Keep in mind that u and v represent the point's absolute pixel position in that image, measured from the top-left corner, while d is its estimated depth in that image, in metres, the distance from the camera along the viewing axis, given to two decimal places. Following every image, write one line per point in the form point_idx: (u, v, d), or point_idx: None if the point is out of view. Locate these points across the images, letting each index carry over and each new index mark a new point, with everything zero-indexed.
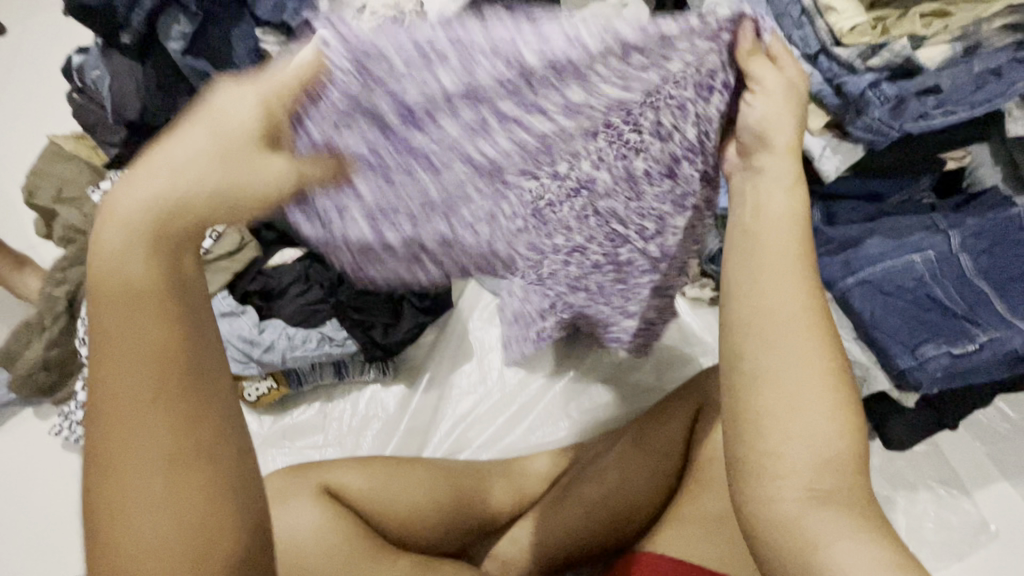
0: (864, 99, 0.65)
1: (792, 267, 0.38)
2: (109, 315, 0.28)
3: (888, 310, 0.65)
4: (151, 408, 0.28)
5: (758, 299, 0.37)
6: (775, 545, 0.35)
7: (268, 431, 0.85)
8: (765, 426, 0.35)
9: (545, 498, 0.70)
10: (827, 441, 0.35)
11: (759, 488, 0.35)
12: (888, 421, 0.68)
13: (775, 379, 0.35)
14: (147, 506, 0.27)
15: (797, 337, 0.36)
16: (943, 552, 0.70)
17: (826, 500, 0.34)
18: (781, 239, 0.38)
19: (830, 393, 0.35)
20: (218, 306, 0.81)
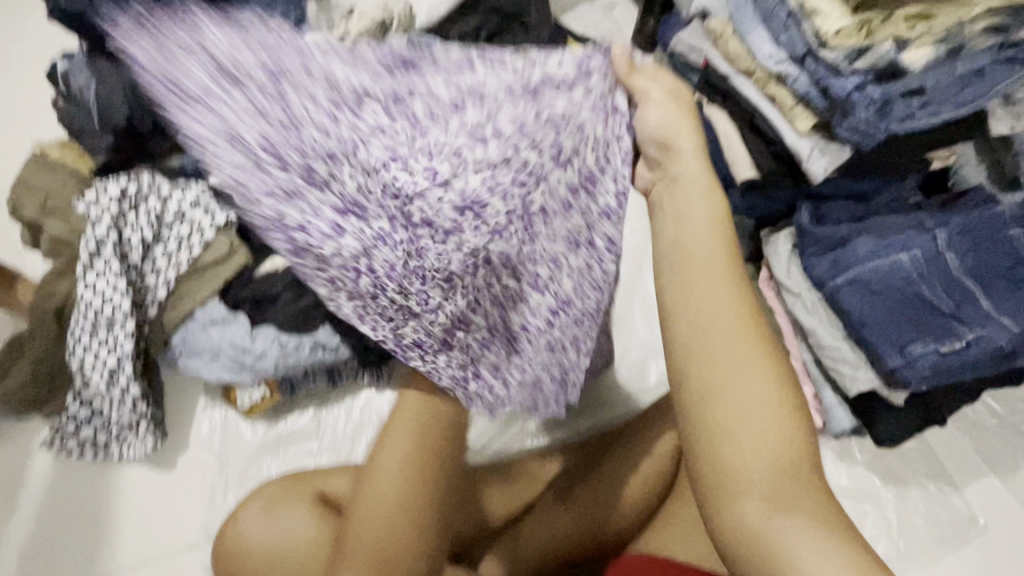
0: (850, 101, 0.65)
1: (722, 281, 0.41)
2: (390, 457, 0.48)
3: (877, 311, 0.65)
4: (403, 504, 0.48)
5: (694, 314, 0.40)
6: (747, 558, 0.36)
7: (262, 438, 0.87)
8: (719, 439, 0.37)
9: (540, 502, 0.70)
10: (777, 445, 0.37)
11: (724, 503, 0.37)
12: (878, 420, 0.69)
13: (719, 388, 0.38)
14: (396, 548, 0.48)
15: (737, 346, 0.39)
16: (933, 547, 0.71)
17: (786, 505, 0.36)
18: (708, 252, 0.43)
19: (773, 398, 0.38)
20: (209, 314, 0.84)
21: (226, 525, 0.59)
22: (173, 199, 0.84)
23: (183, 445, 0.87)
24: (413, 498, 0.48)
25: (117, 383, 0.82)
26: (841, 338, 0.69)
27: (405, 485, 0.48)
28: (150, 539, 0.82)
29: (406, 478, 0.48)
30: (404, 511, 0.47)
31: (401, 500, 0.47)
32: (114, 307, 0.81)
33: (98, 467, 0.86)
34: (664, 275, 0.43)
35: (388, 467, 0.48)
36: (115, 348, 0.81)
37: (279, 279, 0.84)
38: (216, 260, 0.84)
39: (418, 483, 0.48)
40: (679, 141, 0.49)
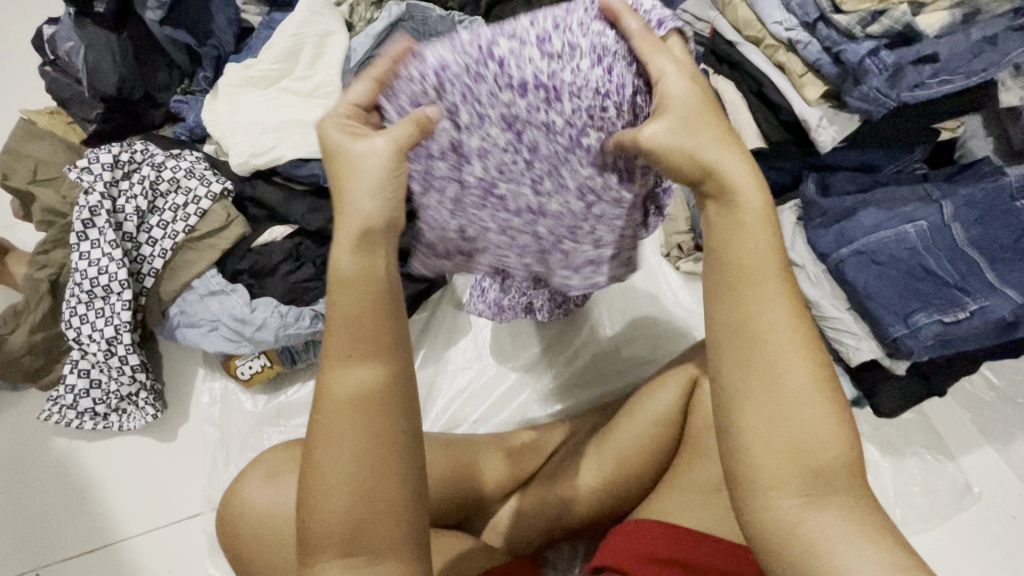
0: (863, 67, 0.64)
1: (774, 275, 0.39)
2: (331, 407, 0.39)
3: (881, 280, 0.66)
4: (340, 451, 0.38)
5: (737, 315, 0.39)
6: (780, 555, 0.38)
7: (262, 410, 0.86)
8: (749, 438, 0.38)
9: (544, 471, 0.71)
10: (822, 451, 0.37)
11: (754, 500, 0.38)
12: (878, 387, 0.69)
13: (754, 395, 0.38)
14: (333, 507, 0.38)
15: (787, 352, 0.38)
16: (928, 514, 0.73)
17: (826, 503, 0.37)
18: (762, 259, 0.39)
19: (813, 404, 0.38)
20: (208, 285, 0.83)
21: (228, 493, 0.59)
22: (168, 168, 0.86)
23: (184, 417, 0.86)
24: (379, 449, 0.39)
25: (115, 353, 0.81)
26: (845, 309, 0.69)
27: (363, 439, 0.38)
28: (151, 511, 0.81)
29: (361, 429, 0.38)
30: (364, 466, 0.38)
31: (364, 459, 0.38)
32: (110, 277, 0.80)
33: (98, 437, 0.85)
34: (708, 276, 0.41)
35: (333, 420, 0.39)
36: (111, 318, 0.80)
37: (277, 250, 0.85)
38: (215, 231, 0.85)
39: (371, 420, 0.39)
40: (709, 153, 0.41)
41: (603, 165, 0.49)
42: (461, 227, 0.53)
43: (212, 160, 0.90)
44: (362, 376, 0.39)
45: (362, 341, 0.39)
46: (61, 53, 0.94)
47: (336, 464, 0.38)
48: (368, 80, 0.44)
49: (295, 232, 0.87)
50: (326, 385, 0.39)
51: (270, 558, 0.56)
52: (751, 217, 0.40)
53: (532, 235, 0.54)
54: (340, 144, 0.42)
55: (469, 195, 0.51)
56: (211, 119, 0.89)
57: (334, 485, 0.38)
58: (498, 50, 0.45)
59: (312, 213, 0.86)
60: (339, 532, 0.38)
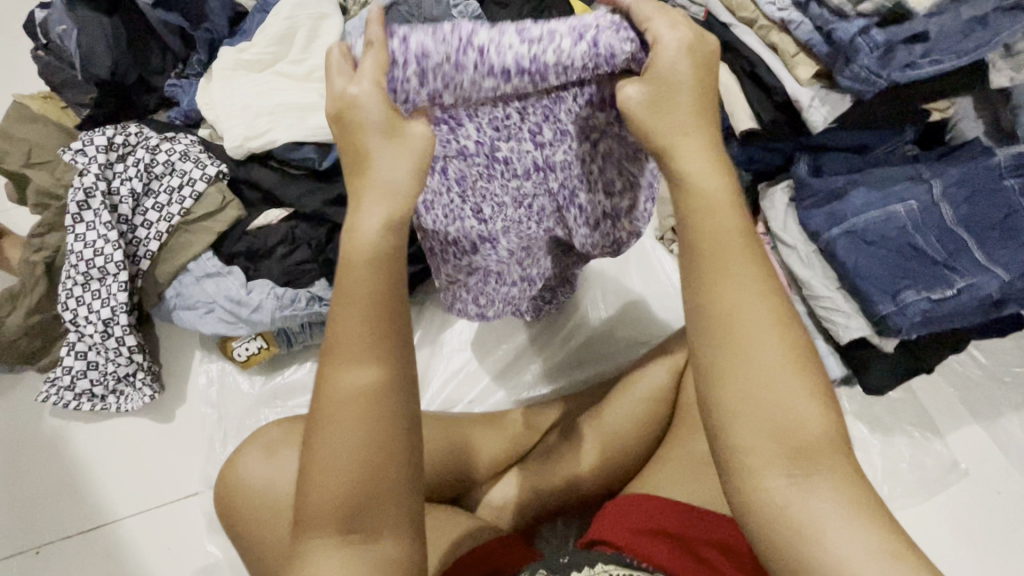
0: (853, 47, 0.64)
1: (741, 255, 0.39)
2: (334, 406, 0.39)
3: (872, 259, 0.66)
4: (342, 450, 0.38)
5: (711, 301, 0.39)
6: (769, 533, 0.38)
7: (259, 391, 0.86)
8: (731, 422, 0.38)
9: (539, 449, 0.72)
10: (802, 429, 0.38)
11: (741, 481, 0.38)
12: (869, 365, 0.70)
13: (732, 380, 0.38)
14: (334, 502, 0.39)
15: (761, 335, 0.38)
16: (915, 490, 0.74)
17: (817, 480, 0.38)
18: (730, 236, 0.40)
19: (789, 381, 0.38)
20: (204, 267, 0.84)
21: (225, 468, 0.60)
22: (163, 150, 0.86)
23: (181, 398, 0.87)
24: (380, 449, 0.39)
25: (112, 335, 0.81)
26: (835, 288, 0.70)
27: (365, 440, 0.39)
28: (149, 491, 0.82)
29: (360, 425, 0.39)
30: (365, 465, 0.39)
31: (361, 453, 0.38)
32: (106, 258, 0.80)
33: (95, 419, 0.86)
34: (682, 260, 0.41)
35: (331, 415, 0.39)
36: (108, 300, 0.81)
37: (273, 232, 0.85)
38: (211, 214, 0.85)
39: (375, 421, 0.39)
40: (677, 124, 0.41)
41: (598, 104, 0.48)
42: (474, 209, 0.54)
43: (207, 144, 0.90)
44: (362, 374, 0.39)
45: (368, 343, 0.39)
46: (53, 37, 0.94)
47: (333, 465, 0.38)
48: (373, 53, 0.42)
49: (291, 215, 0.87)
50: (327, 381, 0.39)
51: (266, 533, 0.57)
52: (715, 200, 0.40)
53: (546, 196, 0.55)
54: (364, 109, 0.40)
55: (477, 172, 0.52)
56: (206, 102, 0.91)
57: (335, 481, 0.38)
58: (478, 40, 0.43)
59: (310, 195, 0.86)
60: (340, 524, 0.39)
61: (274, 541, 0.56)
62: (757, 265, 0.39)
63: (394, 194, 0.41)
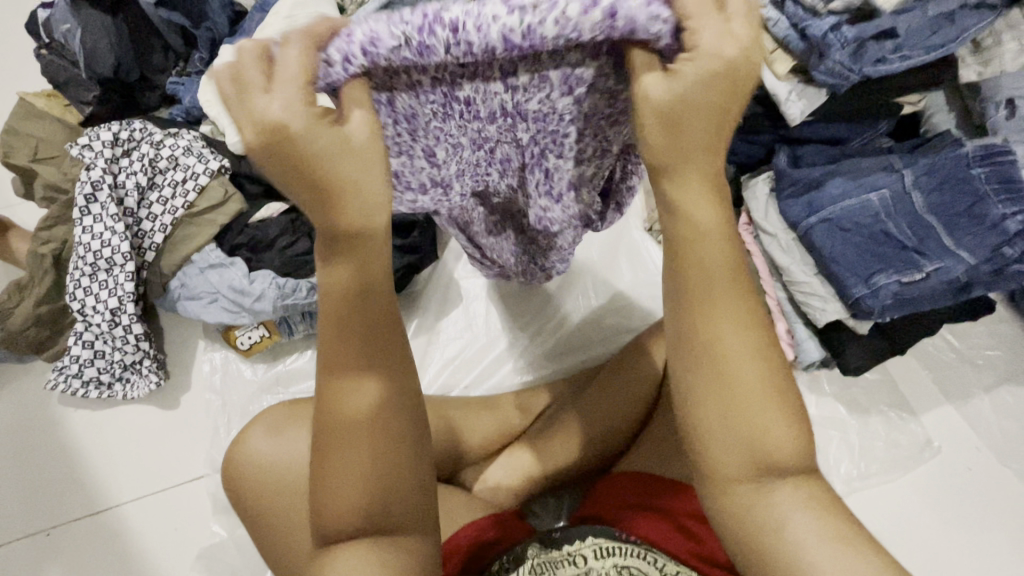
0: (826, 42, 0.67)
1: (732, 287, 0.41)
2: (341, 431, 0.41)
3: (846, 245, 0.70)
4: (353, 471, 0.40)
5: (702, 334, 0.41)
6: (739, 532, 0.43)
7: (262, 378, 0.89)
8: (711, 442, 0.42)
9: (531, 430, 0.75)
10: (774, 446, 0.42)
11: (718, 489, 0.43)
12: (846, 346, 0.74)
13: (716, 405, 0.41)
14: (350, 517, 0.41)
15: (744, 363, 0.41)
16: (891, 467, 0.77)
17: (784, 483, 0.43)
18: (720, 269, 0.41)
19: (766, 401, 0.41)
20: (207, 258, 0.87)
21: (232, 446, 0.63)
22: (167, 146, 0.89)
23: (185, 386, 0.89)
24: (392, 466, 0.41)
25: (119, 323, 0.84)
26: (813, 274, 0.74)
27: (375, 459, 0.41)
28: (151, 475, 0.83)
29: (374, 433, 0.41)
30: (378, 481, 0.41)
31: (376, 468, 0.41)
32: (112, 249, 0.83)
33: (100, 406, 0.88)
34: (672, 288, 0.42)
35: (344, 427, 0.41)
36: (114, 289, 0.83)
37: (274, 225, 0.89)
38: (213, 207, 0.88)
39: (384, 441, 0.41)
40: (691, 135, 0.37)
41: (593, 51, 0.38)
42: (428, 151, 0.46)
43: (209, 140, 0.93)
44: (372, 385, 0.41)
45: (367, 366, 0.41)
46: (56, 36, 0.96)
47: (345, 485, 0.40)
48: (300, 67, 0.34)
49: (290, 208, 0.91)
50: (333, 402, 0.41)
51: (269, 508, 0.59)
52: (706, 231, 0.40)
53: (519, 152, 0.47)
54: (313, 135, 0.34)
55: (433, 120, 0.43)
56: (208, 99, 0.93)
57: (350, 499, 0.40)
58: (449, 14, 0.34)
59: None
60: (358, 539, 0.41)
61: (277, 514, 0.59)
62: (740, 296, 0.41)
63: (366, 217, 0.38)
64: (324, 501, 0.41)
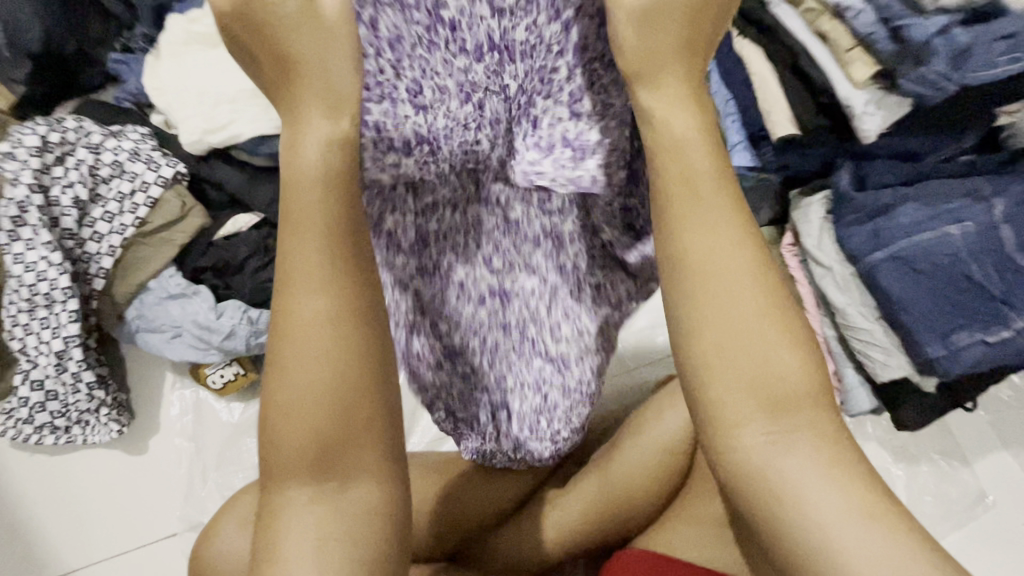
0: (928, 48, 0.54)
1: (717, 195, 0.32)
2: (299, 340, 0.33)
3: (918, 290, 0.59)
4: (317, 385, 0.33)
5: (699, 252, 0.32)
6: (747, 495, 0.33)
7: (239, 420, 0.79)
8: (710, 389, 0.33)
9: (544, 490, 0.67)
10: (793, 383, 0.33)
11: (717, 441, 0.33)
12: (903, 405, 0.64)
13: (709, 339, 0.32)
14: (305, 441, 0.33)
15: (742, 292, 0.32)
16: (940, 524, 0.70)
17: (794, 437, 0.33)
18: (704, 173, 0.32)
19: (769, 337, 0.32)
20: (166, 287, 0.75)
21: (199, 542, 0.56)
22: (108, 149, 0.75)
23: (153, 428, 0.79)
24: (360, 380, 0.34)
25: (67, 369, 0.73)
26: (875, 320, 0.63)
27: (340, 368, 0.33)
28: (122, 529, 0.75)
29: (336, 351, 0.33)
30: (339, 403, 0.33)
31: (337, 387, 0.33)
32: (52, 283, 0.70)
33: (58, 451, 0.78)
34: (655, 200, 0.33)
35: (299, 354, 0.33)
36: (58, 330, 0.71)
37: (242, 244, 0.76)
38: (169, 223, 0.75)
39: (351, 352, 0.33)
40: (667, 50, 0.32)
41: None
42: (411, 88, 0.32)
43: (162, 137, 0.79)
44: (338, 304, 0.33)
45: (336, 267, 0.33)
46: None
47: (300, 405, 0.33)
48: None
49: (260, 221, 0.77)
50: (285, 308, 0.33)
51: None
52: (685, 140, 0.32)
53: (502, 100, 0.34)
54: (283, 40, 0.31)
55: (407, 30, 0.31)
56: (155, 86, 0.78)
57: (305, 420, 0.33)
58: None
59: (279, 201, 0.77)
60: (312, 466, 0.34)
61: None
62: (733, 213, 0.32)
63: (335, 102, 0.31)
64: (270, 424, 0.34)
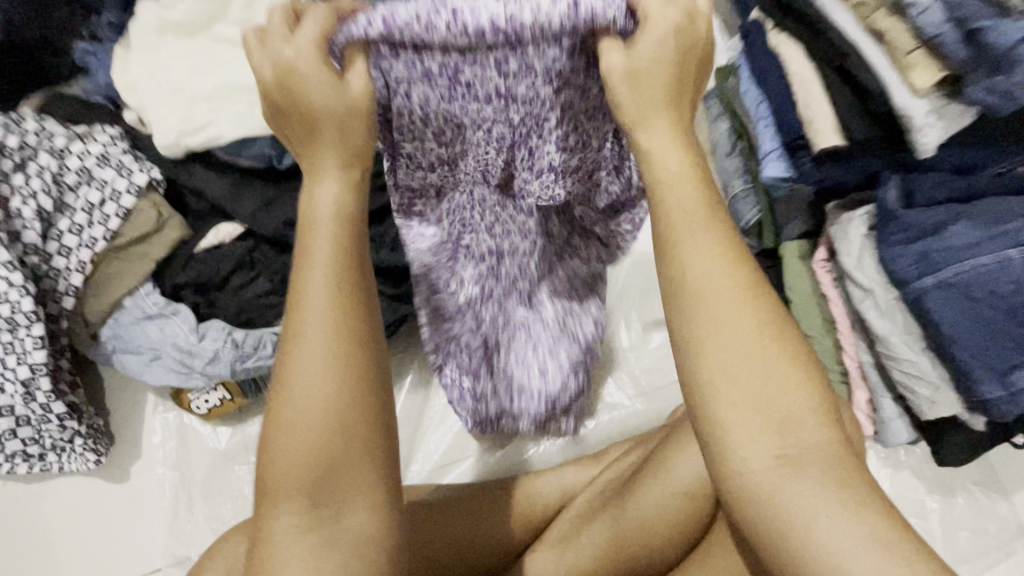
0: (1013, 56, 0.46)
1: (708, 217, 0.33)
2: (303, 361, 0.32)
3: (972, 323, 0.53)
4: (317, 410, 0.32)
5: (688, 280, 0.32)
6: (757, 527, 0.31)
7: (226, 445, 0.74)
8: (713, 412, 0.31)
9: (552, 533, 0.61)
10: (803, 401, 0.31)
11: (722, 462, 0.32)
12: (945, 437, 0.60)
13: (712, 357, 0.31)
14: (300, 468, 0.32)
15: (734, 306, 0.32)
16: (976, 561, 0.66)
17: (806, 469, 0.31)
18: (696, 196, 0.33)
19: (769, 356, 0.31)
20: (142, 306, 0.69)
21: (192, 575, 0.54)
22: (75, 154, 0.68)
23: (134, 456, 0.74)
24: (359, 407, 0.33)
25: (35, 399, 0.66)
26: (920, 351, 0.58)
27: (341, 391, 0.33)
28: (104, 564, 0.71)
29: (340, 376, 0.33)
30: (337, 431, 0.32)
31: (337, 413, 0.32)
32: (14, 306, 0.63)
33: (32, 479, 0.73)
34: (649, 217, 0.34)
35: (303, 376, 0.32)
36: (24, 356, 0.65)
37: (225, 258, 0.70)
38: (145, 235, 0.69)
39: (355, 378, 0.33)
40: (659, 132, 0.34)
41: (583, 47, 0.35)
42: (434, 139, 0.41)
43: (135, 138, 0.72)
44: (342, 324, 0.33)
45: (342, 293, 0.33)
46: None
47: (299, 431, 0.32)
48: (310, 39, 0.33)
49: (246, 232, 0.71)
50: (293, 327, 0.33)
51: None
52: (676, 172, 0.34)
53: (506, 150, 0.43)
54: (307, 110, 0.34)
55: (433, 96, 0.38)
56: (127, 82, 0.69)
57: (302, 447, 0.32)
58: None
59: (266, 210, 0.69)
60: (304, 496, 0.32)
61: None
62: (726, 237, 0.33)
63: (350, 152, 0.36)
64: (268, 452, 0.33)
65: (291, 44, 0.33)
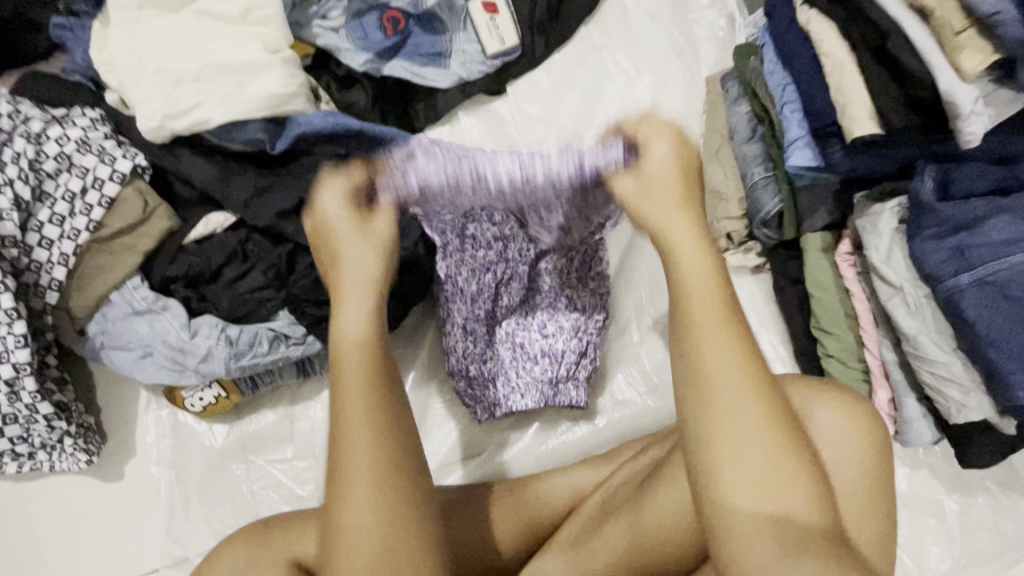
0: None
1: (720, 321, 0.40)
2: (350, 454, 0.39)
3: (1010, 324, 0.50)
4: (367, 498, 0.38)
5: (699, 366, 0.39)
6: None
7: (223, 443, 0.72)
8: (718, 480, 0.37)
9: (563, 531, 0.58)
10: (797, 491, 0.37)
11: (726, 531, 0.37)
12: (973, 440, 0.58)
13: (720, 441, 0.38)
14: (363, 552, 0.37)
15: (742, 399, 0.38)
16: (994, 561, 0.65)
17: (797, 532, 0.37)
18: (703, 291, 0.41)
19: (767, 439, 0.38)
20: (130, 301, 0.65)
21: None
22: (52, 138, 0.63)
23: (127, 455, 0.71)
24: (400, 491, 0.39)
25: (19, 399, 0.63)
26: (951, 351, 0.55)
27: (387, 479, 0.38)
28: (97, 566, 0.68)
29: (380, 469, 0.38)
30: (383, 515, 0.38)
31: (383, 507, 0.38)
32: None
33: (20, 479, 0.70)
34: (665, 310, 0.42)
35: (354, 468, 0.38)
36: (4, 355, 0.61)
37: (217, 250, 0.66)
38: (131, 227, 0.65)
39: (398, 462, 0.39)
40: (663, 214, 0.45)
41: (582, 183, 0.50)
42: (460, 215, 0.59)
43: (117, 121, 0.67)
44: (376, 423, 0.39)
45: (377, 390, 0.40)
46: None
47: (359, 520, 0.37)
48: (339, 200, 0.47)
49: (240, 222, 0.67)
50: (340, 421, 0.40)
51: None
52: (682, 245, 0.43)
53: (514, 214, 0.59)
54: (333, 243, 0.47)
55: (465, 203, 0.54)
56: (106, 61, 0.64)
57: (363, 532, 0.37)
58: (479, 169, 0.51)
59: (261, 198, 0.65)
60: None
61: None
62: (734, 335, 0.40)
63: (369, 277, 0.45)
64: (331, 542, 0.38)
65: (335, 202, 0.47)
